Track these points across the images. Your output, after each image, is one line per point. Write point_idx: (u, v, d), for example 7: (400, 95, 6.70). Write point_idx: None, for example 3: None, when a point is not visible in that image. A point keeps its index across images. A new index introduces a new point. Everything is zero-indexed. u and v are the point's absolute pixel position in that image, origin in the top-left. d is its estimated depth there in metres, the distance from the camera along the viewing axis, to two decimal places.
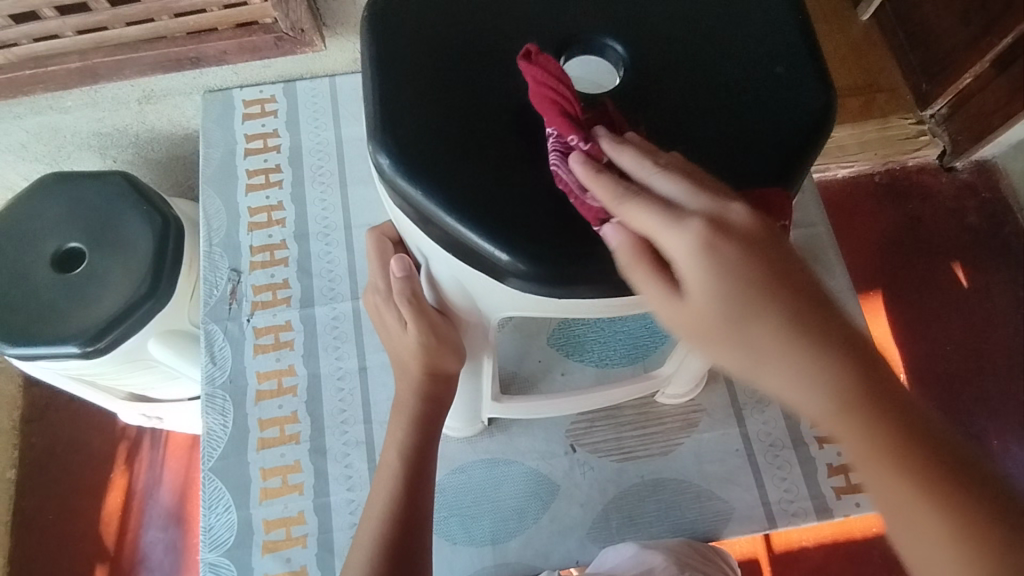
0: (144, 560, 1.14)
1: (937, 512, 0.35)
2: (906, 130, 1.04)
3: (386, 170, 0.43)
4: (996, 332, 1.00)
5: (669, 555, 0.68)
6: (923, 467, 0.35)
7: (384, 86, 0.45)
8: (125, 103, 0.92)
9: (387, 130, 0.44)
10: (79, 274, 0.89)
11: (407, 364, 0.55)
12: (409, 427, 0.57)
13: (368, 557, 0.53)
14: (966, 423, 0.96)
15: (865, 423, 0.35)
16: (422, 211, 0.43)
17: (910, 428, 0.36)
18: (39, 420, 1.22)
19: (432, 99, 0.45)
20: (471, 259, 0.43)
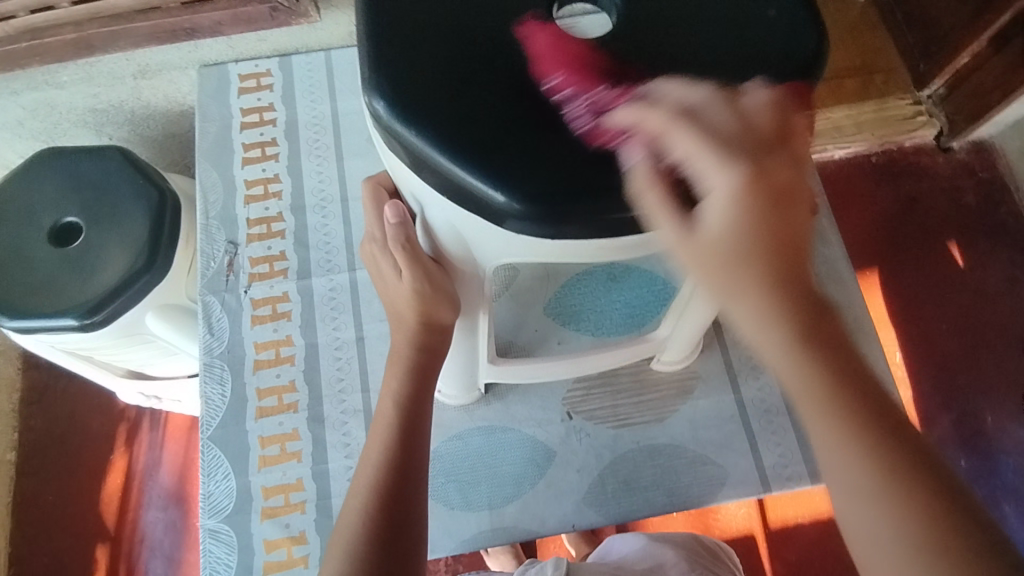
0: (144, 541, 1.15)
1: (874, 459, 0.39)
2: (904, 110, 1.22)
3: (382, 116, 0.44)
4: (990, 312, 1.16)
5: (679, 552, 0.69)
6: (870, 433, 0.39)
7: (375, 36, 0.46)
8: (120, 78, 0.92)
9: (382, 76, 0.44)
10: (77, 248, 0.89)
11: (400, 314, 0.57)
12: (404, 378, 0.58)
13: (361, 511, 0.53)
14: (962, 400, 1.11)
15: (801, 333, 0.39)
16: (416, 154, 0.43)
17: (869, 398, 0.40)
18: (40, 401, 1.22)
19: (425, 46, 0.45)
20: (468, 201, 0.44)
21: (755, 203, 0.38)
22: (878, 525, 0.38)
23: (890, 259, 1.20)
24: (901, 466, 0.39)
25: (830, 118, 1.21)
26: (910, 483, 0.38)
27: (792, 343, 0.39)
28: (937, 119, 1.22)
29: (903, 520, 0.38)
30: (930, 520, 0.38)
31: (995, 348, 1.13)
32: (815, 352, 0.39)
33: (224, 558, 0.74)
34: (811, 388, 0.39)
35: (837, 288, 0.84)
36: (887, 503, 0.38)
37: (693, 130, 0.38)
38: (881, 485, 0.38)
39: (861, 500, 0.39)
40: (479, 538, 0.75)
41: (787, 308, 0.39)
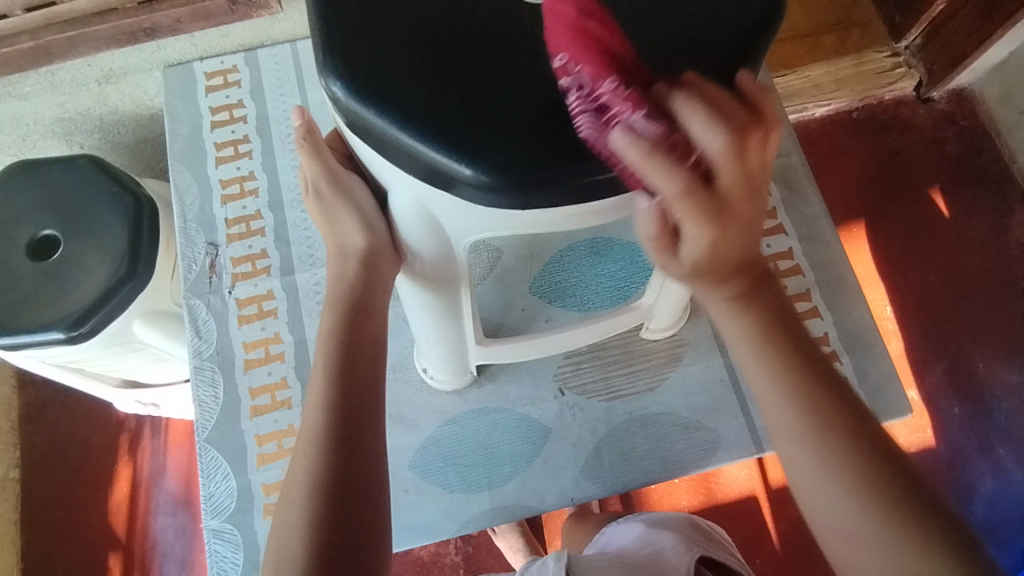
0: (156, 546, 1.16)
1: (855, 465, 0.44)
2: (881, 63, 1.23)
3: (341, 99, 0.43)
4: (976, 259, 1.16)
5: (678, 534, 0.71)
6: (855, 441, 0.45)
7: (328, 17, 0.45)
8: (84, 83, 0.91)
9: (337, 57, 0.44)
10: (56, 260, 0.88)
11: (350, 248, 0.56)
12: (337, 318, 0.56)
13: (300, 505, 0.49)
14: (952, 348, 1.12)
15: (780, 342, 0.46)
16: (378, 134, 0.43)
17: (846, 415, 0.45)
18: (38, 418, 1.22)
19: (378, 26, 0.44)
20: (433, 178, 0.44)
21: (721, 251, 0.40)
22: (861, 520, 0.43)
23: (874, 213, 1.20)
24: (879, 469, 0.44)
25: (809, 77, 1.21)
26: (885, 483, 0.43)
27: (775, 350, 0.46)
28: (916, 71, 1.23)
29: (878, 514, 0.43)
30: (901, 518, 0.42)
31: (982, 294, 1.14)
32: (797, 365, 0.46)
33: (230, 557, 0.74)
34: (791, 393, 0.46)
35: (820, 246, 0.84)
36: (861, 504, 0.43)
37: (655, 170, 0.36)
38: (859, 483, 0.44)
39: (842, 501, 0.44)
40: (481, 519, 0.75)
41: (769, 328, 0.46)
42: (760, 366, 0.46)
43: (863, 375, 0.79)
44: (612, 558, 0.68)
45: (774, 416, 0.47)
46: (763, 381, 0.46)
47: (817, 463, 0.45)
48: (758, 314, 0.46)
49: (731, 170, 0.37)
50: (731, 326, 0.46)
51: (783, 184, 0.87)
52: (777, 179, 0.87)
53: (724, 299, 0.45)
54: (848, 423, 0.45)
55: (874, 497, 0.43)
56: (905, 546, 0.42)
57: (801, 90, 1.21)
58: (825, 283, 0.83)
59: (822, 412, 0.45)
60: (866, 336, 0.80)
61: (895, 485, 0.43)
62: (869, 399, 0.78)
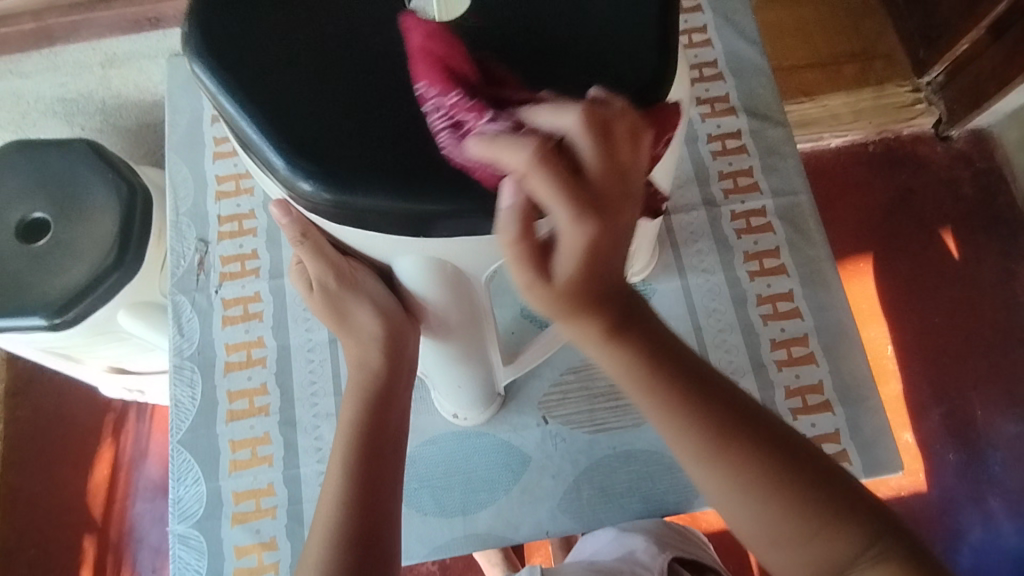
0: (132, 532, 1.15)
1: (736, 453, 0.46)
2: (902, 98, 1.20)
3: (285, 174, 0.38)
4: (983, 307, 1.14)
5: (650, 535, 0.71)
6: (727, 424, 0.46)
7: (239, 85, 0.39)
8: (87, 67, 0.92)
9: (277, 133, 0.38)
10: (44, 245, 0.87)
11: (371, 336, 0.54)
12: (357, 405, 0.57)
13: (322, 545, 0.52)
14: (951, 396, 1.09)
15: (646, 371, 0.44)
16: (342, 198, 0.37)
17: (715, 410, 0.46)
18: (25, 392, 1.21)
19: (296, 81, 0.39)
20: (427, 227, 0.39)
21: (593, 252, 0.38)
22: (752, 504, 0.46)
23: (883, 251, 1.17)
24: (749, 445, 0.46)
25: (827, 106, 1.19)
26: (759, 460, 0.46)
27: (646, 379, 0.44)
28: (936, 108, 1.20)
29: (760, 490, 0.46)
30: (785, 487, 0.46)
31: (985, 343, 1.12)
32: (659, 386, 0.45)
33: (195, 564, 0.73)
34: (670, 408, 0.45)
35: (822, 290, 0.82)
36: (748, 490, 0.46)
37: (549, 115, 0.34)
38: (744, 471, 0.46)
39: (736, 495, 0.46)
40: (453, 544, 0.74)
41: (633, 357, 0.44)
42: (638, 394, 0.45)
43: (855, 427, 0.77)
44: (586, 568, 0.69)
45: (672, 441, 0.47)
46: (653, 413, 0.46)
47: (718, 476, 0.46)
48: (637, 347, 0.43)
49: (620, 139, 0.35)
50: (613, 364, 0.44)
51: (789, 223, 0.85)
52: (783, 217, 0.85)
53: (598, 341, 0.42)
54: (723, 419, 0.46)
55: (765, 469, 0.46)
56: (782, 510, 0.46)
57: (817, 120, 1.20)
58: (824, 328, 0.80)
59: (712, 428, 0.46)
60: (861, 386, 0.78)
61: (782, 472, 0.46)
62: (859, 451, 0.76)
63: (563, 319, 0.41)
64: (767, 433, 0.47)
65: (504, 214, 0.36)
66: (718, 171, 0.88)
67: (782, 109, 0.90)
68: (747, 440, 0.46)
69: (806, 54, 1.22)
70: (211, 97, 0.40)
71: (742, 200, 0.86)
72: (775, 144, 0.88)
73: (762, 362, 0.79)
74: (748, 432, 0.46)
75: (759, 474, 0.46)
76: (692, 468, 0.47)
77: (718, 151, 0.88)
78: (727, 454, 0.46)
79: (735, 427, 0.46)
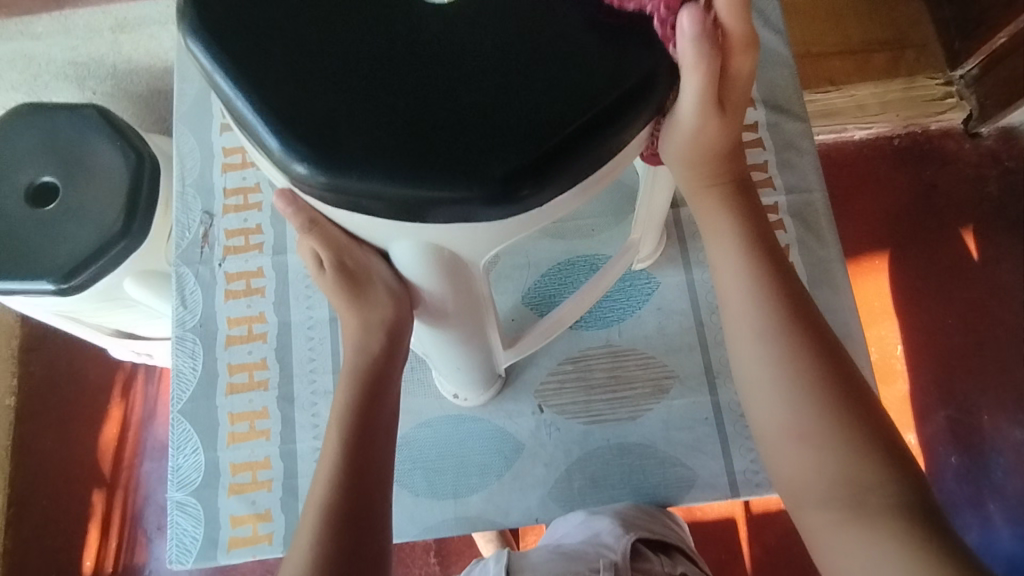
0: (139, 489, 1.18)
1: (801, 338, 0.51)
2: (933, 91, 1.16)
3: (279, 155, 0.37)
4: (999, 311, 1.11)
5: (617, 518, 0.69)
6: (801, 313, 0.52)
7: (236, 65, 0.38)
8: (97, 31, 0.91)
9: (277, 114, 0.37)
10: (53, 211, 0.87)
11: (375, 326, 0.53)
12: (352, 390, 0.56)
13: (309, 537, 0.51)
14: (959, 400, 1.08)
15: (745, 230, 0.53)
16: (336, 181, 0.37)
17: (794, 294, 0.53)
18: (38, 349, 1.24)
19: (294, 62, 0.38)
20: (422, 213, 0.38)
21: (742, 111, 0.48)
22: (790, 387, 0.50)
23: (898, 250, 1.15)
24: (811, 339, 0.51)
25: (853, 96, 1.16)
26: (814, 356, 0.51)
27: (735, 231, 0.53)
28: (967, 103, 1.16)
29: (802, 380, 0.50)
30: (828, 388, 0.50)
31: (998, 348, 1.10)
32: (752, 245, 0.53)
33: (191, 531, 0.75)
34: (748, 277, 0.53)
35: (830, 291, 0.80)
36: (794, 371, 0.50)
37: None
38: (804, 357, 0.50)
39: (779, 378, 0.50)
40: (443, 526, 0.75)
41: (735, 211, 0.53)
42: (725, 244, 0.54)
43: None
44: (552, 550, 0.67)
45: (741, 318, 0.53)
46: (743, 282, 0.53)
47: (772, 358, 0.51)
48: (736, 220, 0.53)
49: None
50: (713, 220, 0.54)
51: (801, 221, 0.83)
52: (795, 215, 0.83)
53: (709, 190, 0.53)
54: (797, 308, 0.52)
55: (815, 369, 0.50)
56: (815, 402, 0.49)
57: (840, 111, 1.16)
58: None
59: (786, 320, 0.51)
60: None
61: (835, 378, 0.50)
62: None
63: (700, 150, 0.49)
64: (832, 356, 0.51)
65: (688, 42, 0.41)
66: None
67: (801, 102, 0.88)
68: (809, 333, 0.51)
69: (835, 41, 1.18)
70: (207, 76, 0.39)
71: None
72: (792, 138, 0.86)
73: None
74: (816, 333, 0.52)
75: (815, 370, 0.50)
76: (746, 348, 0.52)
77: None
78: (791, 335, 0.51)
79: (813, 326, 0.52)
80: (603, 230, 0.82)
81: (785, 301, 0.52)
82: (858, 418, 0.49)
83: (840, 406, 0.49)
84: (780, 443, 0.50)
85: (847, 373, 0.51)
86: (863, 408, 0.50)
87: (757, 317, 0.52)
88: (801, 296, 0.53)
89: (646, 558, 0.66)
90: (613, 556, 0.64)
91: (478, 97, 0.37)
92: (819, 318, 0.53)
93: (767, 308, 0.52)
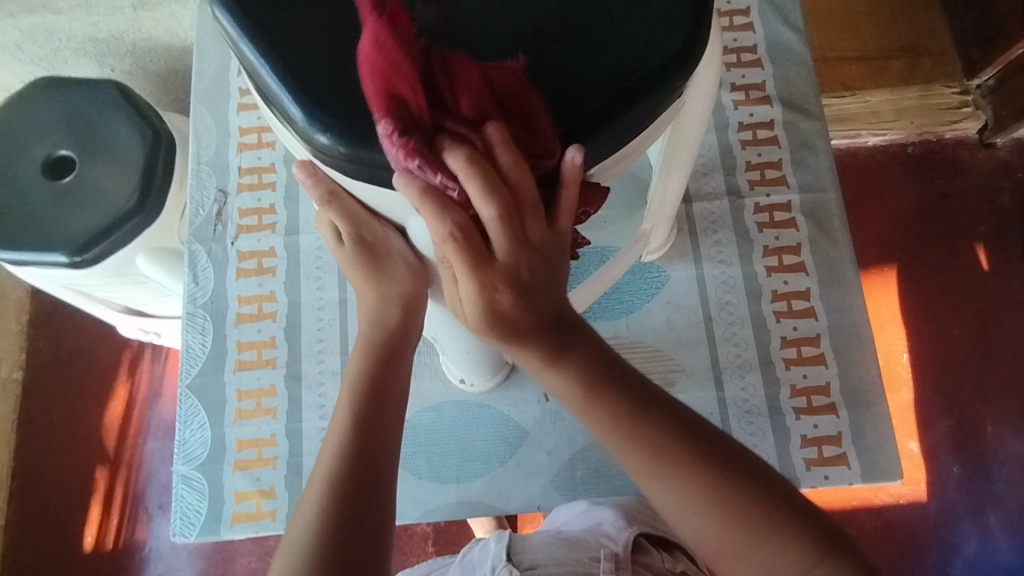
0: (142, 468, 1.19)
1: (692, 457, 0.48)
2: (949, 99, 1.15)
3: (302, 125, 0.37)
4: (1007, 322, 1.11)
5: (619, 510, 0.69)
6: (670, 421, 0.49)
7: (261, 34, 0.38)
8: (119, 7, 0.91)
9: (301, 84, 0.37)
10: (69, 184, 0.88)
11: (393, 298, 0.55)
12: (365, 362, 0.57)
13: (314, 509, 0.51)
14: (964, 409, 1.08)
15: (588, 380, 0.48)
16: (358, 153, 0.37)
17: (652, 405, 0.49)
18: (46, 325, 1.25)
19: (319, 33, 0.38)
20: (441, 188, 0.39)
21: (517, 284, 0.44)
22: (700, 514, 0.48)
23: (907, 255, 1.14)
24: (693, 448, 0.49)
25: (869, 102, 1.15)
26: (710, 469, 0.48)
27: (579, 387, 0.48)
28: (982, 112, 1.15)
29: (710, 502, 0.48)
30: (733, 496, 0.48)
31: (1005, 359, 1.09)
32: (595, 387, 0.48)
33: (195, 505, 0.76)
34: (608, 421, 0.49)
35: (839, 291, 0.80)
36: (697, 499, 0.48)
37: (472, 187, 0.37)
38: (698, 476, 0.48)
39: (691, 515, 0.48)
40: (445, 510, 0.75)
41: (573, 364, 0.48)
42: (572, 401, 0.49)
43: (858, 432, 0.76)
44: (553, 535, 0.68)
45: (623, 461, 0.49)
46: (608, 431, 0.49)
47: (673, 494, 0.48)
48: (577, 364, 0.48)
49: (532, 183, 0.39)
50: (556, 386, 0.49)
51: (813, 221, 0.83)
52: (808, 214, 0.83)
53: (539, 363, 0.48)
54: (665, 426, 0.49)
55: (715, 477, 0.48)
56: (729, 514, 0.47)
57: (855, 116, 1.15)
58: (837, 331, 0.79)
59: (665, 447, 0.48)
60: (870, 392, 0.77)
61: (733, 478, 0.48)
62: (859, 456, 0.75)
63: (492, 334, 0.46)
64: (717, 453, 0.49)
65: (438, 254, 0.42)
66: (746, 161, 0.85)
67: (819, 102, 0.87)
68: (688, 446, 0.49)
69: (853, 45, 1.17)
70: (232, 45, 0.39)
71: (768, 193, 0.84)
72: (808, 137, 0.86)
73: (771, 359, 0.78)
74: (692, 435, 0.49)
75: (715, 484, 0.48)
76: (649, 489, 0.49)
77: (749, 140, 0.86)
78: (683, 459, 0.48)
79: (682, 435, 0.49)
80: (614, 223, 0.82)
81: (652, 424, 0.49)
82: (778, 520, 0.48)
83: (750, 503, 0.48)
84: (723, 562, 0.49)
85: (739, 465, 0.49)
86: (773, 490, 0.49)
87: (638, 462, 0.49)
88: (658, 410, 0.49)
89: (647, 553, 0.64)
90: (615, 546, 0.62)
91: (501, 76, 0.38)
92: (683, 410, 0.50)
93: (645, 442, 0.48)
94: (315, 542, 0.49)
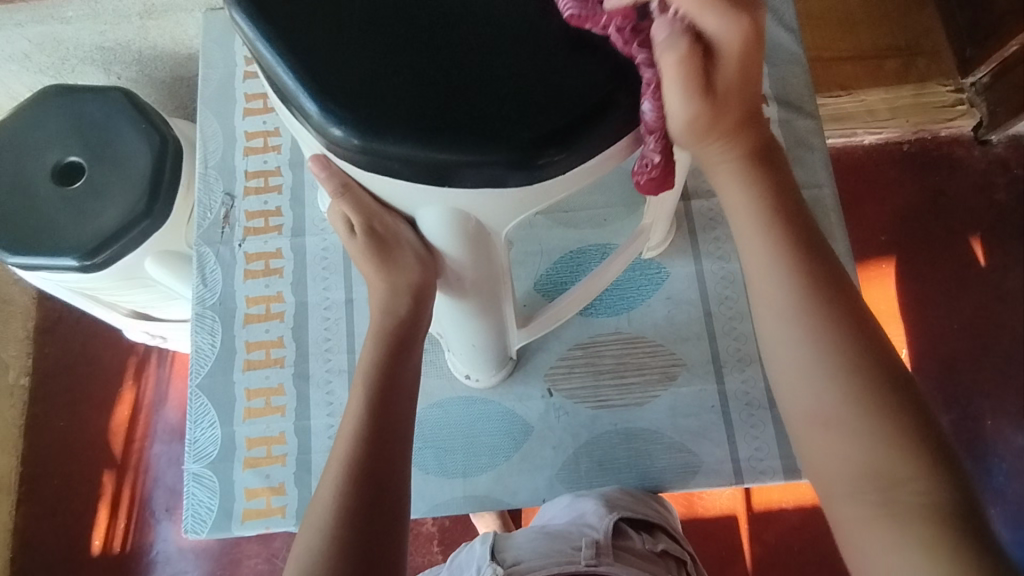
0: (149, 471, 1.20)
1: (838, 320, 0.49)
2: (944, 97, 1.17)
3: (317, 119, 0.39)
4: (1004, 315, 1.12)
5: (601, 500, 0.70)
6: (828, 280, 0.51)
7: (277, 34, 0.40)
8: (126, 16, 0.93)
9: (316, 80, 0.39)
10: (78, 189, 0.89)
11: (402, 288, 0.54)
12: (378, 347, 0.58)
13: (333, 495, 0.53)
14: (962, 403, 1.09)
15: (764, 210, 0.51)
16: (370, 145, 0.38)
17: (818, 262, 0.51)
18: (53, 330, 1.26)
19: (332, 32, 0.40)
20: (450, 177, 0.40)
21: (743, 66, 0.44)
22: (824, 381, 0.48)
23: (905, 251, 1.16)
24: (841, 320, 0.50)
25: (864, 100, 1.16)
26: (849, 339, 0.49)
27: (755, 210, 0.51)
28: (978, 110, 1.17)
29: (837, 371, 0.48)
30: (865, 373, 0.48)
31: (1002, 352, 1.11)
32: (772, 221, 0.51)
33: (206, 502, 0.77)
34: (769, 263, 0.51)
35: None
36: (831, 360, 0.49)
37: None
38: (836, 345, 0.49)
39: (813, 376, 0.49)
40: (451, 504, 0.77)
41: (762, 183, 0.51)
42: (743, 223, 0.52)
43: None
44: (536, 530, 0.68)
45: (766, 300, 0.51)
46: (762, 262, 0.51)
47: (806, 348, 0.49)
48: (758, 178, 0.51)
49: None
50: (736, 198, 0.52)
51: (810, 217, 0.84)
52: None
53: (741, 158, 0.51)
54: (823, 287, 0.50)
55: (851, 351, 0.49)
56: (850, 387, 0.48)
57: (851, 115, 1.17)
58: None
59: (813, 300, 0.50)
60: None
61: (862, 357, 0.48)
62: None
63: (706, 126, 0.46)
64: (862, 333, 0.49)
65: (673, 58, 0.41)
66: None
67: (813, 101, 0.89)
68: (836, 311, 0.50)
69: (847, 45, 1.19)
70: (248, 44, 0.41)
71: None
72: (803, 135, 0.88)
73: None
74: (842, 310, 0.50)
75: (851, 358, 0.48)
76: (781, 339, 0.50)
77: None
78: (825, 321, 0.49)
79: (844, 303, 0.50)
80: (615, 221, 0.83)
81: (806, 274, 0.51)
82: (893, 405, 0.47)
83: (875, 387, 0.48)
84: (818, 435, 0.48)
85: (882, 356, 0.49)
86: (901, 389, 0.48)
87: (781, 305, 0.50)
88: (826, 268, 0.51)
89: (627, 536, 0.67)
90: (596, 534, 0.65)
91: (507, 69, 0.40)
92: (845, 285, 0.51)
93: (790, 291, 0.50)
94: (330, 530, 0.51)
